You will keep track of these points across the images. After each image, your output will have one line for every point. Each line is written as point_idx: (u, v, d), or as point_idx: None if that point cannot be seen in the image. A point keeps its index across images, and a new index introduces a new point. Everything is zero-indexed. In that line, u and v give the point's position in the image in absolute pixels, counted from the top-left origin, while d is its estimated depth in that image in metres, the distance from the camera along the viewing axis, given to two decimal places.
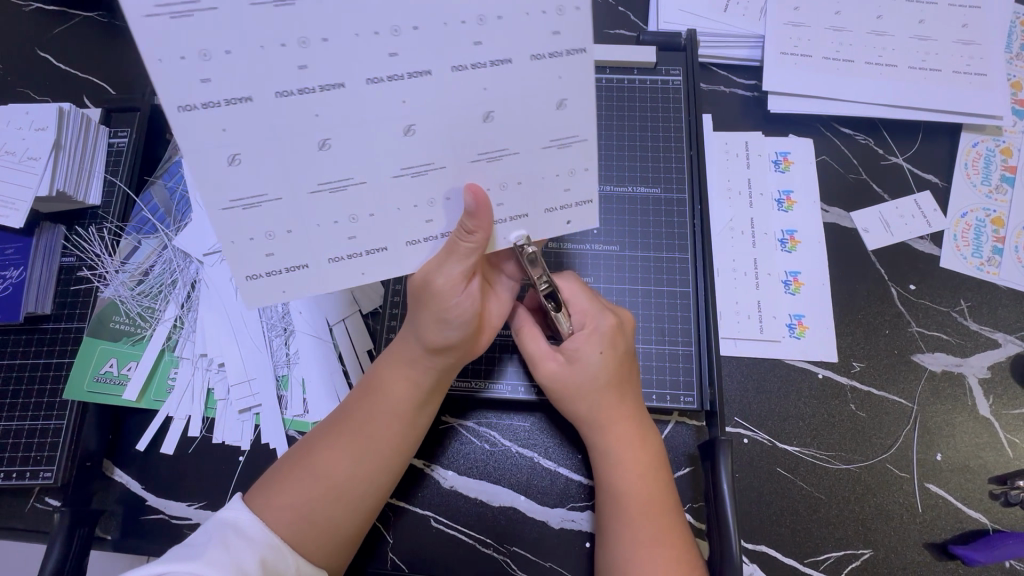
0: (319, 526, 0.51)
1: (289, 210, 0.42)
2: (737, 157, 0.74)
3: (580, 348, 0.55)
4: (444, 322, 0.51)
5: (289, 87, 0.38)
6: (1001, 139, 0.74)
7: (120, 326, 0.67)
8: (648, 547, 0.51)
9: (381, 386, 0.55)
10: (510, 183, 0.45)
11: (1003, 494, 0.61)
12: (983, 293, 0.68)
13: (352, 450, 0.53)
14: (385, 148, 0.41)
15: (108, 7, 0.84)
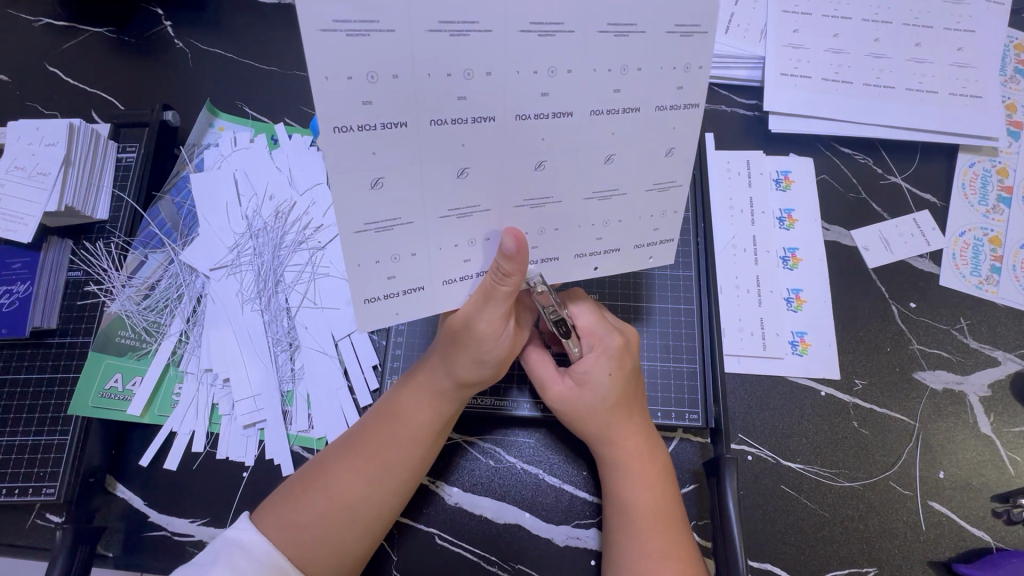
0: (330, 548, 0.51)
1: (417, 234, 0.43)
2: (739, 175, 0.75)
3: (590, 373, 0.56)
4: (480, 361, 0.52)
5: (444, 116, 0.39)
6: (997, 160, 0.75)
7: (125, 341, 0.66)
8: (655, 564, 0.51)
9: (403, 411, 0.55)
10: (612, 221, 0.48)
11: (1005, 512, 0.61)
12: (983, 311, 0.69)
13: (370, 474, 0.53)
14: (515, 177, 0.43)
15: (118, 22, 0.85)
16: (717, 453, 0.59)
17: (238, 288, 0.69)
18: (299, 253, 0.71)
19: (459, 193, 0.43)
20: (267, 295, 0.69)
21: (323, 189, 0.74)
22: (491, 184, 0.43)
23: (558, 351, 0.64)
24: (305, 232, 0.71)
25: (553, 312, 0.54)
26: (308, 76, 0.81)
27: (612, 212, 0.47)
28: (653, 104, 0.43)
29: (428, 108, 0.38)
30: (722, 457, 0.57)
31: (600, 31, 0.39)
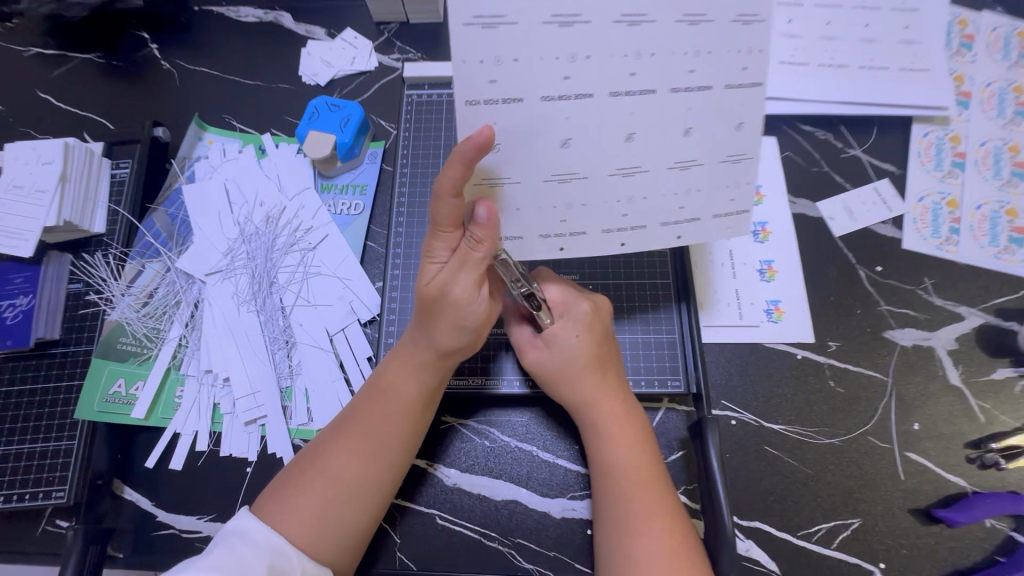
0: (331, 526, 0.53)
1: (522, 192, 0.49)
2: None
3: (559, 341, 0.60)
4: (458, 328, 0.55)
5: (552, 92, 0.45)
6: (949, 128, 0.79)
7: (126, 347, 0.69)
8: (647, 524, 0.53)
9: (388, 386, 0.57)
10: (692, 190, 0.52)
11: (979, 457, 0.64)
12: (944, 270, 0.72)
13: (363, 451, 0.55)
14: (610, 149, 0.48)
15: (106, 48, 0.89)
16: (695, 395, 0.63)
17: (234, 291, 0.72)
18: (292, 254, 0.74)
19: (562, 161, 0.48)
20: (262, 297, 0.71)
21: (310, 192, 0.77)
22: (595, 153, 0.48)
23: None
24: (296, 234, 0.74)
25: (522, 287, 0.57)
26: (293, 89, 0.85)
27: (690, 182, 0.51)
28: (724, 83, 0.47)
29: (540, 86, 0.44)
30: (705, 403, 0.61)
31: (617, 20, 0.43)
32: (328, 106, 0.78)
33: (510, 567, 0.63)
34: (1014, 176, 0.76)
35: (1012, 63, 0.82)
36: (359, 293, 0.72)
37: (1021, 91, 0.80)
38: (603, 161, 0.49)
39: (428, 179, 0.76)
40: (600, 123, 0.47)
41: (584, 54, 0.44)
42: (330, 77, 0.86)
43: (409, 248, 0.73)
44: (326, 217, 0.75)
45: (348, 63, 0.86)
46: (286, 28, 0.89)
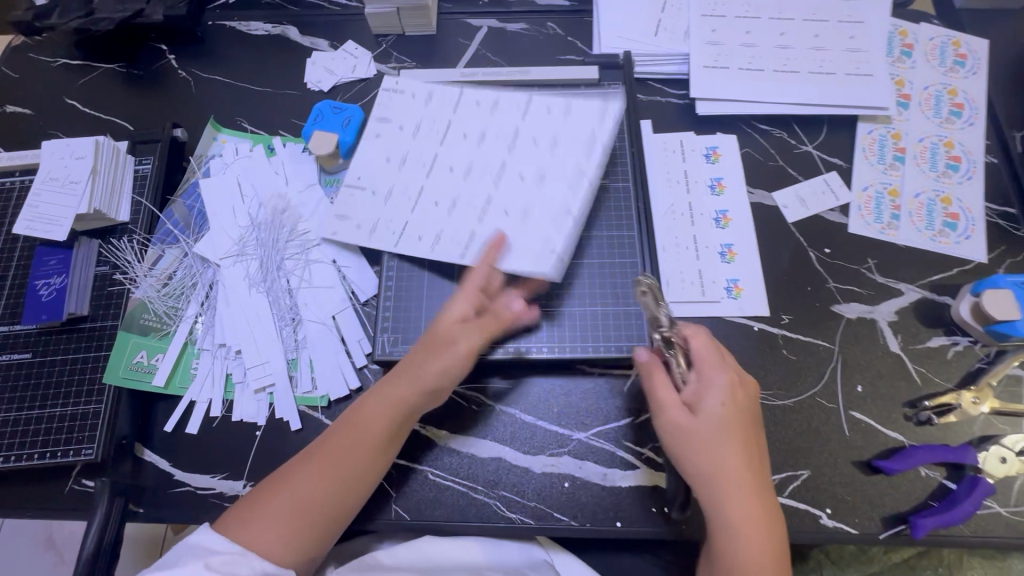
0: (291, 543, 0.59)
1: None
2: (674, 152, 0.87)
3: (706, 402, 0.61)
4: (443, 356, 0.65)
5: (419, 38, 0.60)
6: (891, 126, 0.87)
7: (148, 322, 0.76)
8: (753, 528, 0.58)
9: (359, 422, 0.64)
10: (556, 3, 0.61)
11: (914, 415, 0.71)
12: (885, 251, 0.80)
13: (325, 478, 0.61)
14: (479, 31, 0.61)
15: (128, 59, 0.98)
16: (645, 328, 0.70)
17: (246, 274, 0.79)
18: (298, 241, 0.81)
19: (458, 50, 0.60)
20: (270, 279, 0.79)
21: (316, 187, 0.85)
22: None
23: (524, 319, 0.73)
24: (301, 224, 0.82)
25: None
26: (299, 95, 0.94)
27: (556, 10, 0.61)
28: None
29: None
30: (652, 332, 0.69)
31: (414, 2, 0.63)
32: (330, 109, 0.87)
33: (495, 517, 0.69)
34: (948, 168, 0.84)
35: (948, 69, 0.91)
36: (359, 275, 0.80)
37: (954, 93, 0.89)
38: None
39: None
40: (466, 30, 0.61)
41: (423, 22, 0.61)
42: (333, 84, 0.94)
43: None
44: (330, 207, 0.84)
45: (349, 72, 0.94)
46: (293, 40, 0.98)
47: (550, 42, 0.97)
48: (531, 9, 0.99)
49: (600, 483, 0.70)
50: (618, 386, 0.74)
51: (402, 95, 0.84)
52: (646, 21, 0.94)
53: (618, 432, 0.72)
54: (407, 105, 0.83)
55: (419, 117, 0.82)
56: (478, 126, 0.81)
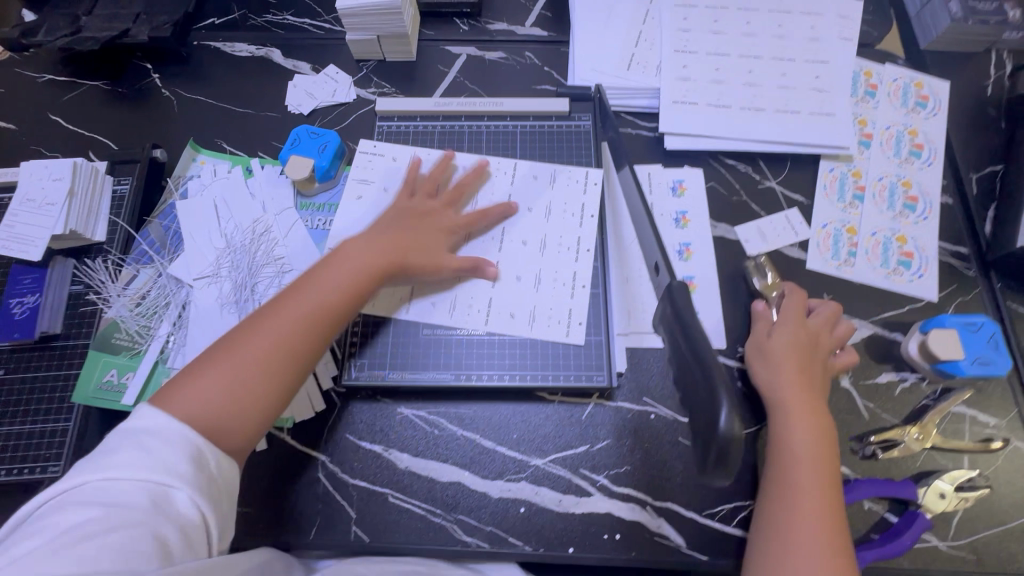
0: (234, 399, 0.61)
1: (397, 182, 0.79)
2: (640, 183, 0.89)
3: (784, 314, 0.75)
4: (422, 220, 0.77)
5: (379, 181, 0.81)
6: (852, 164, 0.90)
7: (120, 341, 0.77)
8: (800, 480, 0.64)
9: (329, 259, 0.72)
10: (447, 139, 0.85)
11: (861, 449, 0.74)
12: (840, 287, 0.83)
13: (288, 299, 0.67)
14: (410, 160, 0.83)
15: (113, 76, 1.00)
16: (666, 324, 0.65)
17: (218, 295, 0.81)
18: (270, 264, 0.83)
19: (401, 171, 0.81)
20: (242, 301, 0.80)
21: (291, 211, 0.87)
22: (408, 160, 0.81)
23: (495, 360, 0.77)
24: (274, 247, 0.84)
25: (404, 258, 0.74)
26: (279, 117, 0.96)
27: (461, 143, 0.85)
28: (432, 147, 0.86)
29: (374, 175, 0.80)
30: (706, 357, 0.57)
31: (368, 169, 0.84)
32: (308, 134, 0.89)
33: (451, 540, 0.71)
34: (905, 208, 0.87)
35: (909, 109, 0.94)
36: None
37: (914, 134, 0.92)
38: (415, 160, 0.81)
39: None
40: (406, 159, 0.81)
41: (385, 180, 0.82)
42: (313, 107, 0.96)
43: None
44: (303, 231, 0.86)
45: (330, 96, 0.97)
46: (275, 62, 1.01)
47: (527, 71, 0.99)
48: (510, 38, 1.02)
49: (555, 509, 0.72)
50: (579, 414, 0.76)
51: (381, 157, 0.87)
52: (620, 54, 0.96)
53: (576, 459, 0.74)
54: (387, 168, 0.87)
55: (404, 182, 0.86)
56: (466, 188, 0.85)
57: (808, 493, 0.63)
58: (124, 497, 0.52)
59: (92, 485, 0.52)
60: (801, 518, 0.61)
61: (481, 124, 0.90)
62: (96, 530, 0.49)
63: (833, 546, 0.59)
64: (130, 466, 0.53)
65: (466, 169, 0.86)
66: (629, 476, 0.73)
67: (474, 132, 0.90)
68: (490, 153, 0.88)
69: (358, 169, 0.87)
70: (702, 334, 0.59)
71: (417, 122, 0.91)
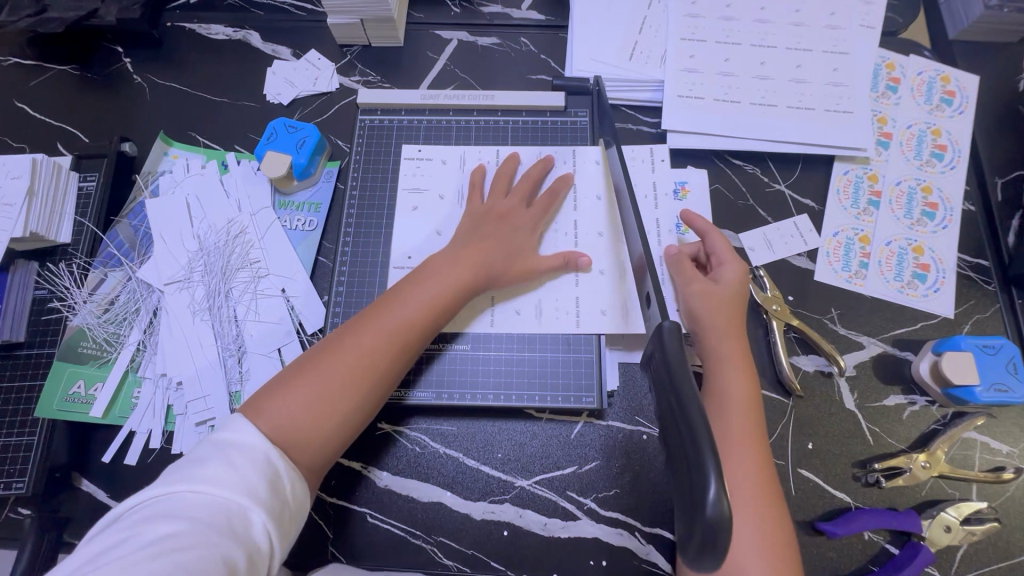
0: (323, 420, 0.61)
1: (429, 201, 0.80)
2: (642, 165, 0.83)
3: (726, 275, 0.71)
4: (505, 224, 0.74)
5: (412, 195, 0.81)
6: (868, 167, 0.84)
7: (87, 350, 0.74)
8: (735, 449, 0.62)
9: (428, 271, 0.69)
10: (458, 145, 0.84)
11: (863, 475, 0.70)
12: (850, 301, 0.78)
13: (389, 314, 0.66)
14: (435, 170, 0.82)
15: (82, 61, 0.94)
16: (653, 372, 0.50)
17: (189, 301, 0.77)
18: (245, 269, 0.79)
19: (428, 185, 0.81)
20: (216, 307, 0.77)
21: (268, 210, 0.82)
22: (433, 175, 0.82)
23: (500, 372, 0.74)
24: (249, 250, 0.80)
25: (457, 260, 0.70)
26: (258, 107, 0.90)
27: (472, 150, 0.83)
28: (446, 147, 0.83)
29: (410, 197, 0.81)
30: (695, 418, 0.43)
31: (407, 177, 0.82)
32: (286, 127, 0.83)
33: (431, 563, 0.69)
34: (924, 216, 0.81)
35: (934, 106, 0.87)
36: (308, 307, 0.78)
37: (938, 134, 0.85)
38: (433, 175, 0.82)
39: (376, 202, 0.81)
40: (420, 173, 0.82)
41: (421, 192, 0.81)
42: (293, 97, 0.90)
43: (354, 265, 0.79)
44: (281, 232, 0.81)
45: (311, 84, 0.91)
46: (253, 47, 0.94)
47: (522, 58, 0.92)
48: (505, 22, 0.95)
49: (539, 532, 0.69)
50: (566, 433, 0.73)
51: (429, 162, 0.82)
52: (622, 43, 0.89)
53: (563, 481, 0.71)
54: (437, 171, 0.82)
55: (457, 184, 0.81)
56: (455, 184, 0.81)
57: (745, 465, 0.61)
58: (208, 514, 0.51)
59: (181, 497, 0.51)
60: (740, 493, 0.60)
61: (470, 119, 0.85)
62: (174, 546, 0.48)
63: (769, 523, 0.59)
64: (219, 482, 0.52)
65: (468, 165, 0.82)
66: (618, 500, 0.70)
67: (462, 128, 0.84)
68: (479, 141, 0.84)
69: (408, 177, 0.82)
70: (696, 391, 0.45)
71: (402, 116, 0.85)
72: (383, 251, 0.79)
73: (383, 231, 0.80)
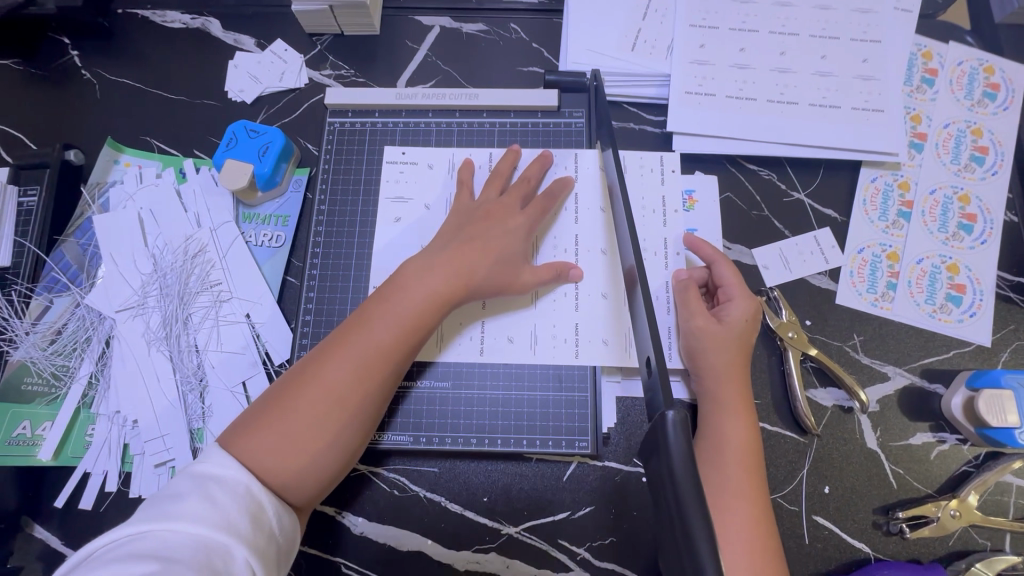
0: (299, 461, 0.52)
1: (413, 211, 0.72)
2: (652, 171, 0.74)
3: (732, 312, 0.64)
4: (494, 227, 0.65)
5: (394, 203, 0.73)
6: (899, 173, 0.75)
7: (33, 386, 0.69)
8: (731, 501, 0.56)
9: (406, 281, 0.60)
10: (445, 147, 0.75)
11: (885, 523, 0.64)
12: (875, 327, 0.70)
13: (365, 333, 0.57)
14: (419, 174, 0.74)
15: (22, 52, 0.84)
16: (653, 472, 0.40)
17: (144, 329, 0.70)
18: (205, 292, 0.72)
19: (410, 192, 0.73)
20: (173, 336, 0.70)
21: (230, 225, 0.74)
22: (418, 182, 0.73)
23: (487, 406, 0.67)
24: (208, 271, 0.72)
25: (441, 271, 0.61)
26: (219, 106, 0.81)
27: (460, 151, 0.74)
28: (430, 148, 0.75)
29: (391, 206, 0.72)
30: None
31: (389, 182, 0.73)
32: (247, 131, 0.74)
33: None
34: (960, 230, 0.73)
35: (975, 102, 0.77)
36: (275, 335, 0.71)
37: (979, 134, 0.76)
38: (416, 180, 0.73)
39: (347, 217, 0.73)
40: (402, 179, 0.73)
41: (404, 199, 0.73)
42: (257, 94, 0.81)
43: (323, 289, 0.71)
44: (244, 250, 0.73)
45: (277, 80, 0.81)
46: (212, 36, 0.84)
47: (511, 48, 0.83)
48: (492, 7, 0.84)
49: None
50: (558, 476, 0.66)
51: (415, 166, 0.74)
52: (623, 31, 0.79)
53: (554, 528, 0.65)
54: (423, 177, 0.73)
55: (444, 191, 0.73)
56: (440, 192, 0.73)
57: (739, 518, 0.55)
58: (191, 553, 0.42)
59: (157, 535, 0.43)
60: (732, 551, 0.54)
61: (452, 120, 0.76)
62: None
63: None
64: (199, 515, 0.44)
65: (455, 169, 0.73)
66: (614, 549, 0.64)
67: (443, 131, 0.76)
68: (461, 144, 0.75)
69: (390, 184, 0.73)
70: (710, 536, 0.34)
71: (377, 117, 0.76)
72: (356, 273, 0.71)
73: (356, 249, 0.72)
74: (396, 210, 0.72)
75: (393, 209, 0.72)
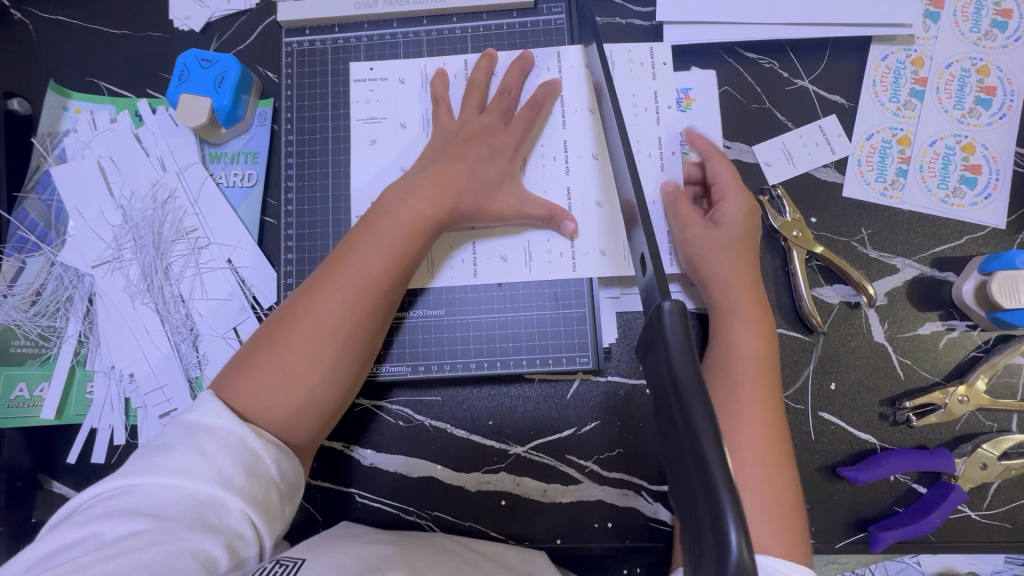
0: (299, 398, 0.51)
1: (388, 131, 0.67)
2: (642, 66, 0.67)
3: (727, 213, 0.61)
4: (474, 144, 0.61)
5: (366, 127, 0.68)
6: (913, 49, 0.68)
7: (24, 349, 0.68)
8: (738, 405, 0.55)
9: (388, 207, 0.57)
10: (415, 59, 0.69)
11: (891, 414, 0.64)
12: (883, 218, 0.67)
13: (351, 263, 0.54)
14: (391, 90, 0.68)
15: None
16: (650, 372, 0.38)
17: (125, 283, 0.68)
18: (181, 240, 0.69)
19: (384, 112, 0.68)
20: (156, 288, 0.68)
21: (198, 166, 0.70)
22: (389, 99, 0.68)
23: (486, 330, 0.65)
24: (181, 219, 0.69)
25: (419, 193, 0.57)
26: (165, 37, 0.74)
27: (434, 61, 0.68)
28: (400, 60, 0.68)
29: (364, 130, 0.68)
30: (716, 469, 0.31)
31: (358, 103, 0.68)
32: (198, 61, 0.68)
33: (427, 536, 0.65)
34: (977, 105, 0.67)
35: None
36: (260, 278, 0.68)
37: None
38: (387, 98, 0.68)
39: (317, 147, 0.68)
40: (372, 98, 0.68)
41: (378, 121, 0.68)
42: (204, 20, 0.74)
43: (302, 226, 0.67)
44: (215, 191, 0.69)
45: (224, 2, 0.74)
46: None
47: None
48: None
49: (539, 499, 0.65)
50: (562, 394, 0.66)
51: (384, 82, 0.68)
52: None
53: (561, 444, 0.65)
54: (394, 93, 0.68)
55: (418, 109, 0.68)
56: (415, 110, 0.68)
57: (744, 421, 0.54)
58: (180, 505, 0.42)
59: (145, 490, 0.43)
60: (740, 454, 0.53)
61: (420, 30, 0.69)
62: (133, 545, 0.39)
63: (770, 483, 0.52)
64: (191, 463, 0.43)
65: (427, 82, 0.68)
66: (621, 459, 0.65)
67: (411, 43, 0.69)
68: (431, 56, 0.69)
69: (361, 105, 0.68)
70: (713, 426, 0.32)
71: (337, 33, 0.70)
72: (334, 207, 0.67)
73: (331, 181, 0.68)
74: (371, 132, 0.68)
75: (367, 131, 0.68)
